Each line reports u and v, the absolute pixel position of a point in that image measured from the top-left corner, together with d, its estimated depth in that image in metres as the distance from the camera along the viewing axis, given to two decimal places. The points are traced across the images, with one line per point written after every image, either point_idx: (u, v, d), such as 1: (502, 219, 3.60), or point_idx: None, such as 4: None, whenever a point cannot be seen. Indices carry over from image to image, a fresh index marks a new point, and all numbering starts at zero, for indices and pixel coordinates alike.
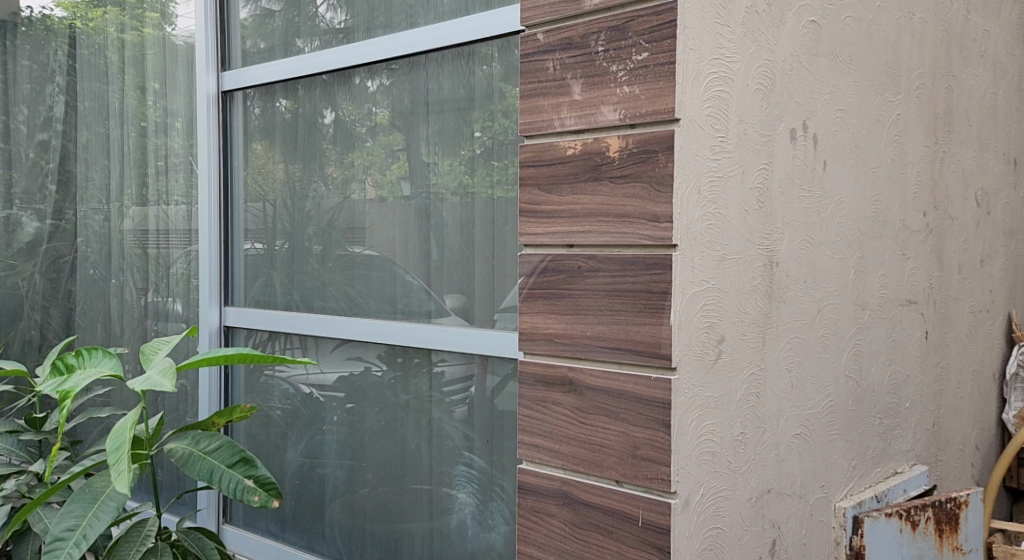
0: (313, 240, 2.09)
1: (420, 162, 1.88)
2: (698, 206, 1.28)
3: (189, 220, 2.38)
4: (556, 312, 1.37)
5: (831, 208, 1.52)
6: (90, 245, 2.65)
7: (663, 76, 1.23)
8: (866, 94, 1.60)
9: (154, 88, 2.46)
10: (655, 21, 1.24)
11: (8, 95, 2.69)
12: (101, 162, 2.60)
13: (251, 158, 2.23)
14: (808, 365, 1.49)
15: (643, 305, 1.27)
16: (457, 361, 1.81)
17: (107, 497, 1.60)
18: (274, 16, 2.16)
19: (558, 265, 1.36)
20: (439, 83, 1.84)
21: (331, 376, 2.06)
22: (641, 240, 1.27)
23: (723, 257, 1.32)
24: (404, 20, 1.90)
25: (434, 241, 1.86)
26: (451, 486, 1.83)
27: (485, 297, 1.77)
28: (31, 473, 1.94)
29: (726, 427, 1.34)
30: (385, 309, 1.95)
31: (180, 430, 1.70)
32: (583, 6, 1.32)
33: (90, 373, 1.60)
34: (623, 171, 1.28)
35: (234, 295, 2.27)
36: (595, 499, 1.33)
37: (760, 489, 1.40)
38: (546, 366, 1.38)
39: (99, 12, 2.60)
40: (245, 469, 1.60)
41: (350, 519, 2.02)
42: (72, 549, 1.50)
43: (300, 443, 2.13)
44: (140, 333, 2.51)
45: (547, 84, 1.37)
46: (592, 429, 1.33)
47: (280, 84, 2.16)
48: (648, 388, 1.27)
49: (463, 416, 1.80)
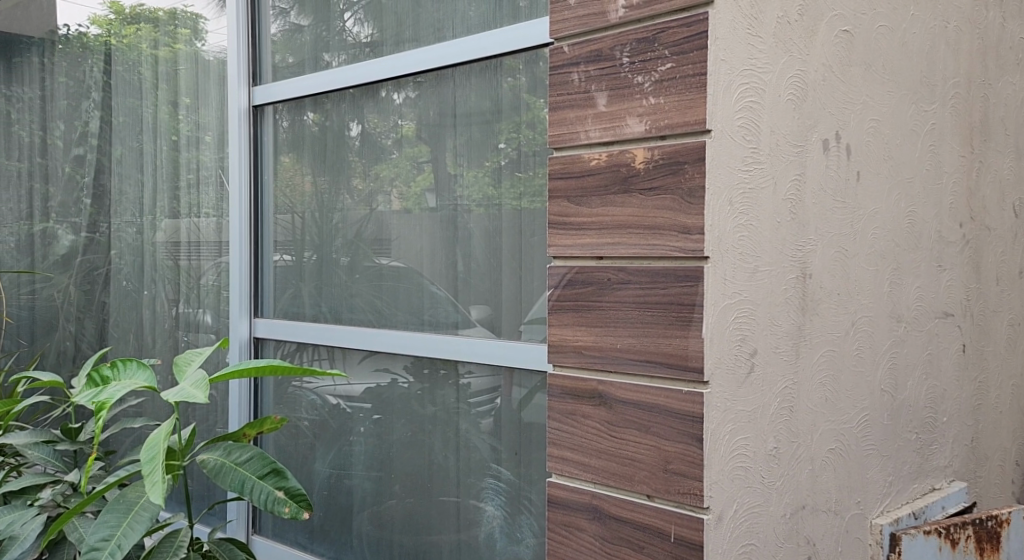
0: (341, 252, 2.10)
1: (446, 174, 1.89)
2: (730, 218, 1.27)
3: (219, 232, 2.39)
4: (585, 325, 1.36)
5: (864, 219, 1.50)
6: (123, 257, 2.68)
7: (693, 88, 1.23)
8: (899, 105, 1.58)
9: (185, 103, 2.48)
10: (685, 33, 1.24)
11: (48, 112, 2.88)
12: (135, 176, 2.64)
13: (280, 171, 2.24)
14: (843, 379, 1.47)
15: (674, 317, 1.26)
16: (483, 373, 1.81)
17: (141, 507, 1.62)
18: (303, 30, 2.18)
19: (587, 277, 1.36)
20: (466, 95, 1.85)
21: (359, 388, 2.06)
22: (672, 253, 1.26)
23: (756, 269, 1.31)
24: (432, 33, 1.91)
25: (461, 253, 1.86)
26: (479, 498, 1.82)
27: (512, 308, 1.77)
28: (67, 482, 1.96)
29: (759, 442, 1.32)
30: (413, 321, 1.95)
31: (211, 441, 1.70)
32: (610, 18, 1.32)
33: (125, 385, 1.62)
34: (653, 183, 1.28)
35: (264, 307, 2.29)
36: (627, 514, 1.32)
37: (794, 505, 1.38)
38: (576, 379, 1.38)
39: (133, 29, 2.65)
40: (276, 480, 1.60)
41: (378, 531, 2.02)
42: None
43: (328, 454, 2.13)
44: (171, 345, 2.54)
45: (575, 97, 1.37)
46: (623, 443, 1.32)
47: (308, 99, 2.17)
48: (680, 401, 1.26)
49: (490, 428, 1.80)
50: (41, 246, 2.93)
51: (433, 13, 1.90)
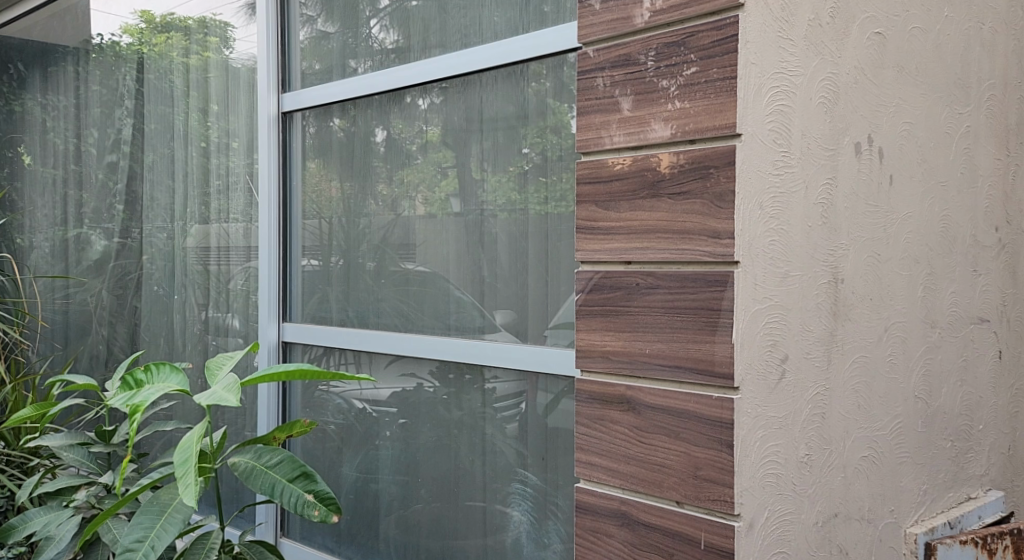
0: (367, 257, 2.11)
1: (471, 179, 1.89)
2: (761, 223, 1.26)
3: (247, 237, 2.40)
4: (614, 330, 1.35)
5: (897, 224, 1.48)
6: (154, 262, 2.71)
7: (724, 91, 1.22)
8: (933, 107, 1.56)
9: (215, 110, 2.51)
10: (715, 37, 1.23)
11: (82, 119, 3.00)
12: (166, 182, 2.67)
13: (307, 177, 2.26)
14: (876, 386, 1.45)
15: (703, 322, 1.25)
16: (510, 378, 1.81)
17: (174, 509, 1.63)
18: (330, 37, 2.19)
19: (615, 281, 1.35)
20: (493, 101, 1.85)
21: (385, 392, 2.06)
22: (703, 257, 1.25)
23: (787, 274, 1.30)
24: (458, 39, 1.91)
25: (487, 258, 1.86)
26: (506, 503, 1.82)
27: (538, 313, 1.76)
28: (100, 485, 2.00)
29: (790, 449, 1.31)
30: (439, 325, 1.95)
31: (242, 445, 1.72)
32: (637, 23, 1.32)
33: (159, 388, 1.64)
34: (681, 187, 1.27)
35: (292, 311, 2.30)
36: (656, 520, 1.31)
37: (827, 513, 1.36)
38: (604, 384, 1.37)
39: (164, 38, 2.69)
40: (305, 483, 1.61)
41: (405, 536, 2.02)
42: None
43: (356, 458, 2.14)
44: (201, 349, 2.56)
45: (601, 101, 1.36)
46: (652, 449, 1.31)
47: (336, 105, 2.18)
48: (710, 407, 1.25)
49: (516, 432, 1.79)
50: (77, 251, 3.01)
51: (459, 19, 1.91)
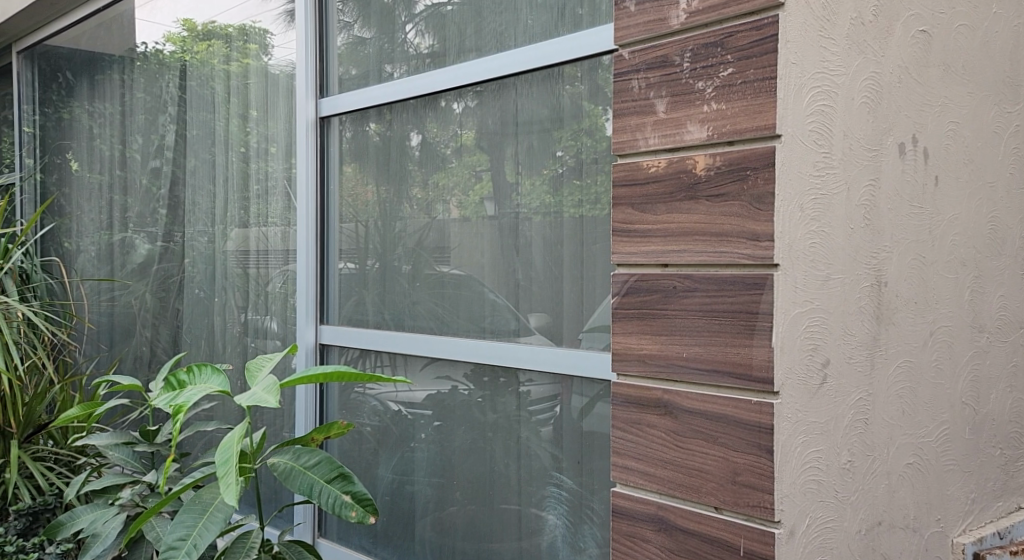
0: (403, 260, 2.11)
1: (506, 182, 1.89)
2: (801, 225, 1.24)
3: (285, 240, 2.43)
4: (650, 333, 1.34)
5: (942, 225, 1.45)
6: (196, 265, 2.75)
7: (763, 92, 1.21)
8: (981, 106, 1.52)
9: (255, 115, 2.53)
10: (755, 36, 1.21)
11: (128, 125, 3.05)
12: (207, 187, 2.71)
13: (343, 181, 2.27)
14: (921, 391, 1.42)
15: (742, 325, 1.24)
16: (544, 381, 1.80)
17: (216, 508, 1.65)
18: (367, 42, 2.20)
19: (651, 284, 1.34)
20: (528, 104, 1.85)
21: (421, 395, 2.07)
22: (741, 260, 1.24)
23: (828, 277, 1.28)
24: (493, 42, 1.92)
25: (521, 261, 1.86)
26: (541, 507, 1.81)
27: (573, 316, 1.76)
28: (144, 483, 2.01)
29: (832, 455, 1.29)
30: (473, 328, 1.96)
31: (280, 446, 1.74)
32: (673, 24, 1.31)
33: (200, 389, 1.67)
34: (719, 189, 1.26)
35: (329, 313, 2.32)
36: (694, 526, 1.30)
37: (870, 521, 1.34)
38: (640, 388, 1.36)
39: (206, 45, 2.72)
40: (343, 485, 1.62)
41: (441, 538, 2.02)
42: None
43: (392, 460, 2.14)
44: (240, 350, 2.58)
45: (637, 103, 1.35)
46: (690, 454, 1.30)
47: (373, 109, 2.19)
48: (749, 412, 1.24)
49: (551, 435, 1.79)
50: (122, 254, 3.07)
51: (495, 23, 1.91)
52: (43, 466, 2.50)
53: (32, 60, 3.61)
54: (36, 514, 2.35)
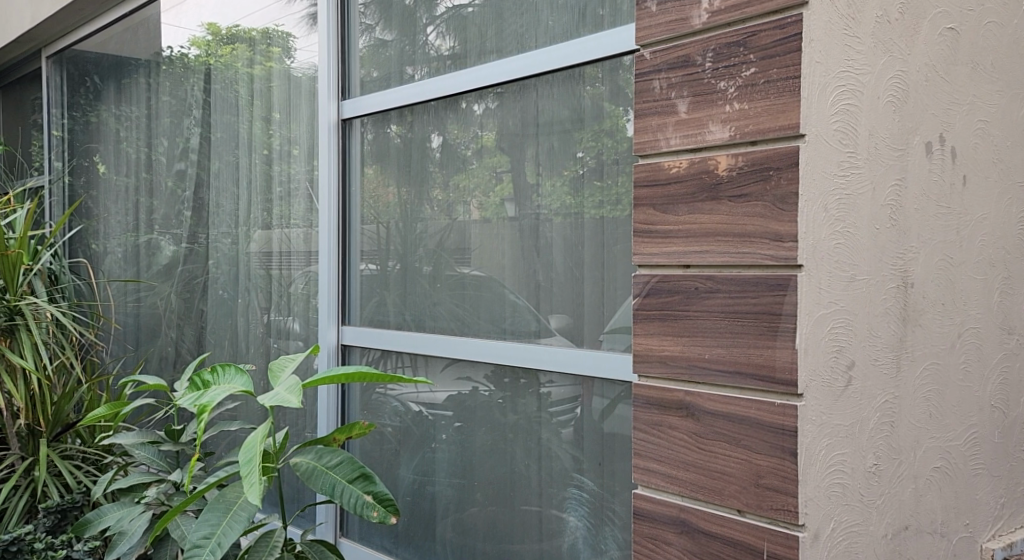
0: (423, 261, 2.11)
1: (527, 183, 1.89)
2: (825, 225, 1.23)
3: (308, 242, 2.44)
4: (672, 334, 1.34)
5: (970, 226, 1.43)
6: (219, 267, 2.77)
7: (787, 91, 1.20)
8: (1010, 105, 1.50)
9: (278, 118, 2.55)
10: (778, 35, 1.21)
11: (154, 128, 3.08)
12: (231, 189, 2.73)
13: (365, 183, 2.28)
14: (949, 394, 1.40)
15: (765, 327, 1.23)
16: (565, 382, 1.80)
17: (239, 507, 1.66)
18: (388, 45, 2.21)
19: (673, 285, 1.34)
20: (549, 105, 1.84)
21: (441, 396, 2.07)
22: (764, 261, 1.23)
23: (853, 278, 1.27)
24: (514, 43, 1.92)
25: (542, 263, 1.85)
26: (562, 508, 1.81)
27: (594, 317, 1.75)
28: (170, 482, 2.02)
29: (858, 458, 1.27)
30: (494, 329, 1.95)
31: (303, 446, 1.75)
32: (695, 24, 1.30)
33: (224, 389, 1.69)
34: (741, 189, 1.25)
35: (351, 314, 2.32)
36: (717, 529, 1.29)
37: (897, 525, 1.32)
38: (662, 389, 1.35)
39: (230, 49, 2.75)
40: (365, 485, 1.63)
41: (462, 539, 2.03)
42: (208, 556, 1.57)
43: (413, 461, 2.15)
44: (263, 350, 2.60)
45: (658, 104, 1.35)
46: (712, 456, 1.29)
47: (394, 111, 2.20)
48: (773, 414, 1.23)
49: (572, 437, 1.79)
50: (148, 256, 3.10)
51: (516, 24, 1.91)
52: (71, 465, 2.52)
53: (61, 64, 3.66)
54: (63, 512, 2.32)
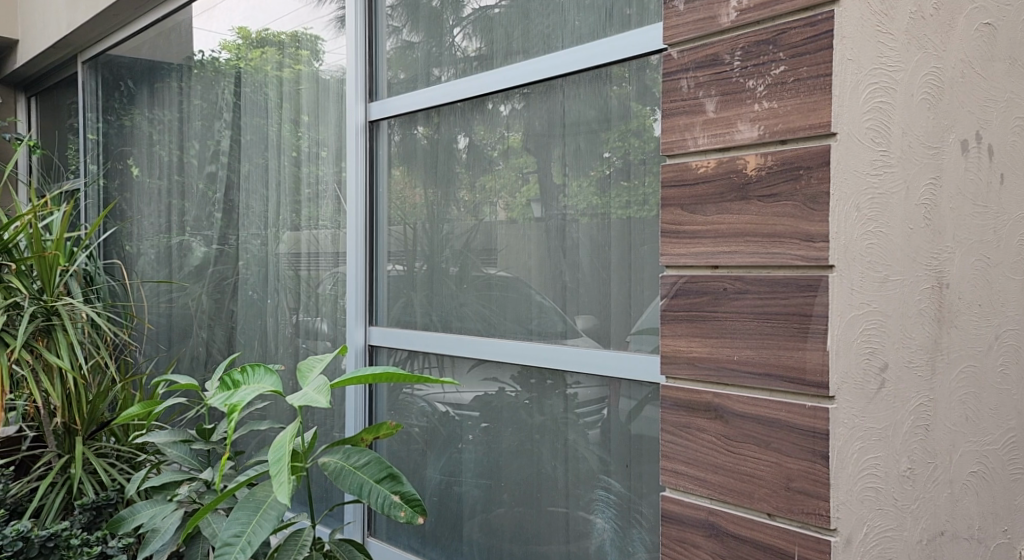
0: (450, 262, 2.11)
1: (553, 184, 1.88)
2: (857, 225, 1.22)
3: (336, 243, 2.45)
4: (700, 336, 1.32)
5: (1009, 225, 1.40)
6: (249, 268, 2.79)
7: (818, 89, 1.18)
8: None
9: (306, 121, 2.56)
10: (810, 33, 1.19)
11: (186, 131, 3.12)
12: (260, 191, 2.75)
13: (391, 184, 2.29)
14: (986, 397, 1.37)
15: (795, 328, 1.22)
16: (592, 383, 1.79)
17: (269, 506, 1.67)
18: (415, 46, 2.21)
19: (701, 286, 1.32)
20: (575, 105, 1.84)
21: (468, 396, 2.07)
22: (795, 261, 1.22)
23: (886, 278, 1.25)
24: (541, 44, 1.91)
25: (568, 264, 1.85)
26: (589, 510, 1.80)
27: (621, 318, 1.74)
28: (201, 481, 2.05)
29: (891, 462, 1.25)
30: (520, 330, 1.95)
31: (331, 446, 1.76)
32: (723, 22, 1.29)
33: (254, 389, 1.70)
34: (771, 189, 1.24)
35: (378, 315, 2.33)
36: (747, 533, 1.28)
37: (932, 531, 1.30)
38: (690, 391, 1.34)
39: (259, 52, 2.77)
40: (392, 485, 1.64)
41: (489, 540, 2.02)
42: (238, 554, 1.58)
43: (439, 461, 2.15)
44: (292, 350, 2.61)
45: (686, 103, 1.33)
46: (741, 459, 1.28)
47: (421, 113, 2.20)
48: (804, 417, 1.22)
49: (599, 438, 1.78)
50: (180, 257, 3.13)
51: (542, 25, 1.91)
52: (105, 463, 2.55)
53: (96, 69, 3.71)
54: (98, 509, 2.34)
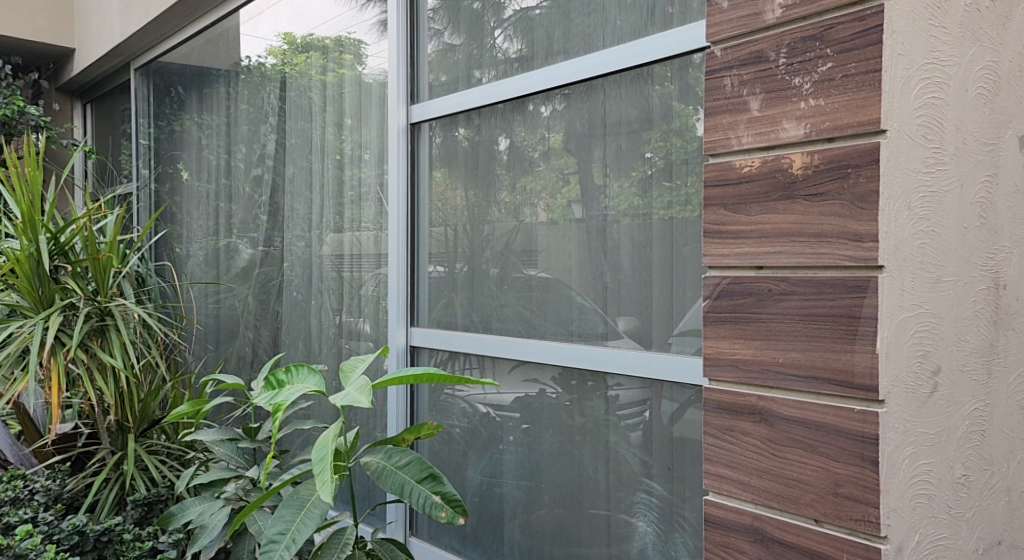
0: (491, 263, 2.11)
1: (594, 185, 1.87)
2: (907, 224, 1.19)
3: (378, 244, 2.46)
4: (744, 338, 1.30)
5: None
6: (293, 269, 2.82)
7: (866, 85, 1.16)
8: None
9: (350, 124, 2.58)
10: (858, 28, 1.16)
11: (233, 135, 3.16)
12: (305, 194, 2.77)
13: (433, 186, 2.29)
14: None
15: (843, 330, 1.20)
16: (634, 385, 1.78)
17: (313, 505, 1.68)
18: (456, 49, 2.22)
19: (745, 287, 1.30)
20: (616, 105, 1.82)
21: (509, 397, 2.07)
22: (843, 262, 1.20)
23: (938, 279, 1.22)
24: (582, 44, 1.90)
25: (609, 264, 1.83)
26: (631, 513, 1.79)
27: (663, 319, 1.73)
28: (248, 478, 2.09)
29: (945, 468, 1.22)
30: (561, 332, 1.94)
31: (373, 445, 1.77)
32: (768, 19, 1.26)
33: (298, 388, 1.72)
34: (817, 189, 1.22)
35: (420, 316, 2.33)
36: (794, 539, 1.25)
37: (989, 540, 1.26)
38: (734, 394, 1.32)
39: (304, 57, 2.80)
40: (433, 485, 1.64)
41: (530, 541, 2.02)
42: (283, 552, 1.59)
43: (480, 462, 2.15)
44: (335, 350, 2.63)
45: (729, 101, 1.31)
46: (787, 463, 1.26)
47: (462, 115, 2.20)
48: (852, 421, 1.19)
49: (640, 440, 1.76)
50: (227, 260, 3.18)
51: (583, 24, 1.89)
52: (156, 459, 2.60)
53: (148, 75, 3.79)
54: (149, 505, 2.37)
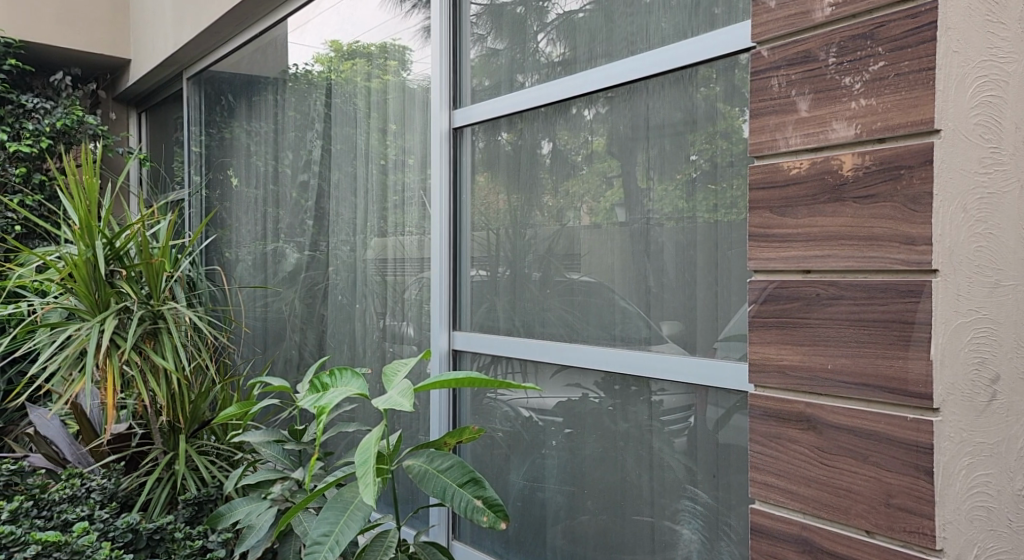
0: (533, 267, 2.10)
1: (637, 187, 1.85)
2: (963, 227, 1.15)
3: (421, 248, 2.46)
4: (791, 343, 1.27)
5: None
6: (338, 273, 2.84)
7: (920, 84, 1.13)
8: None
9: (394, 129, 2.59)
10: (910, 25, 1.14)
11: (281, 142, 3.20)
12: (349, 199, 2.79)
13: (476, 190, 2.29)
14: None
15: (896, 335, 1.17)
16: (677, 390, 1.76)
17: (356, 507, 1.69)
18: (499, 54, 2.21)
19: (793, 291, 1.27)
20: (660, 107, 1.80)
21: (551, 401, 2.05)
22: (895, 266, 1.17)
23: (997, 283, 1.17)
24: (625, 47, 1.88)
25: (652, 267, 1.81)
26: (675, 520, 1.76)
27: (707, 324, 1.70)
28: (294, 480, 2.11)
29: (1005, 479, 1.16)
30: (604, 336, 1.92)
31: (417, 448, 1.77)
32: (817, 17, 1.24)
33: (343, 390, 1.73)
34: (868, 190, 1.19)
35: (462, 319, 2.33)
36: (844, 550, 1.22)
37: None
38: (781, 401, 1.29)
39: (349, 64, 2.82)
40: (475, 489, 1.64)
41: (573, 547, 2.00)
42: (327, 553, 1.60)
43: (523, 466, 2.13)
44: (379, 354, 2.64)
45: (776, 102, 1.28)
46: (837, 472, 1.23)
47: (504, 119, 2.20)
48: (905, 429, 1.17)
49: (684, 446, 1.74)
50: (274, 263, 3.22)
51: (627, 27, 1.88)
52: (206, 459, 2.64)
53: (199, 84, 3.86)
54: (200, 504, 2.39)
